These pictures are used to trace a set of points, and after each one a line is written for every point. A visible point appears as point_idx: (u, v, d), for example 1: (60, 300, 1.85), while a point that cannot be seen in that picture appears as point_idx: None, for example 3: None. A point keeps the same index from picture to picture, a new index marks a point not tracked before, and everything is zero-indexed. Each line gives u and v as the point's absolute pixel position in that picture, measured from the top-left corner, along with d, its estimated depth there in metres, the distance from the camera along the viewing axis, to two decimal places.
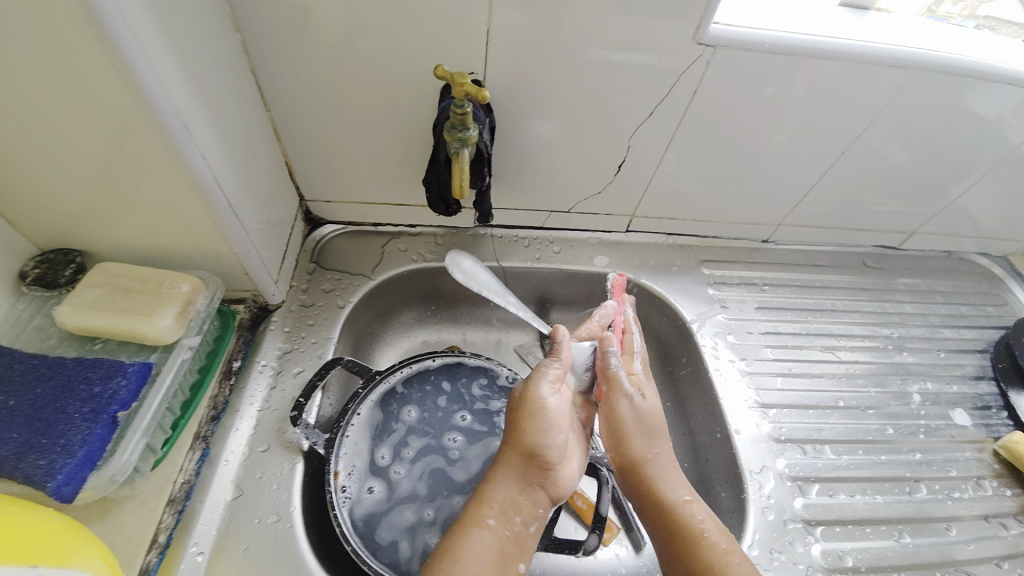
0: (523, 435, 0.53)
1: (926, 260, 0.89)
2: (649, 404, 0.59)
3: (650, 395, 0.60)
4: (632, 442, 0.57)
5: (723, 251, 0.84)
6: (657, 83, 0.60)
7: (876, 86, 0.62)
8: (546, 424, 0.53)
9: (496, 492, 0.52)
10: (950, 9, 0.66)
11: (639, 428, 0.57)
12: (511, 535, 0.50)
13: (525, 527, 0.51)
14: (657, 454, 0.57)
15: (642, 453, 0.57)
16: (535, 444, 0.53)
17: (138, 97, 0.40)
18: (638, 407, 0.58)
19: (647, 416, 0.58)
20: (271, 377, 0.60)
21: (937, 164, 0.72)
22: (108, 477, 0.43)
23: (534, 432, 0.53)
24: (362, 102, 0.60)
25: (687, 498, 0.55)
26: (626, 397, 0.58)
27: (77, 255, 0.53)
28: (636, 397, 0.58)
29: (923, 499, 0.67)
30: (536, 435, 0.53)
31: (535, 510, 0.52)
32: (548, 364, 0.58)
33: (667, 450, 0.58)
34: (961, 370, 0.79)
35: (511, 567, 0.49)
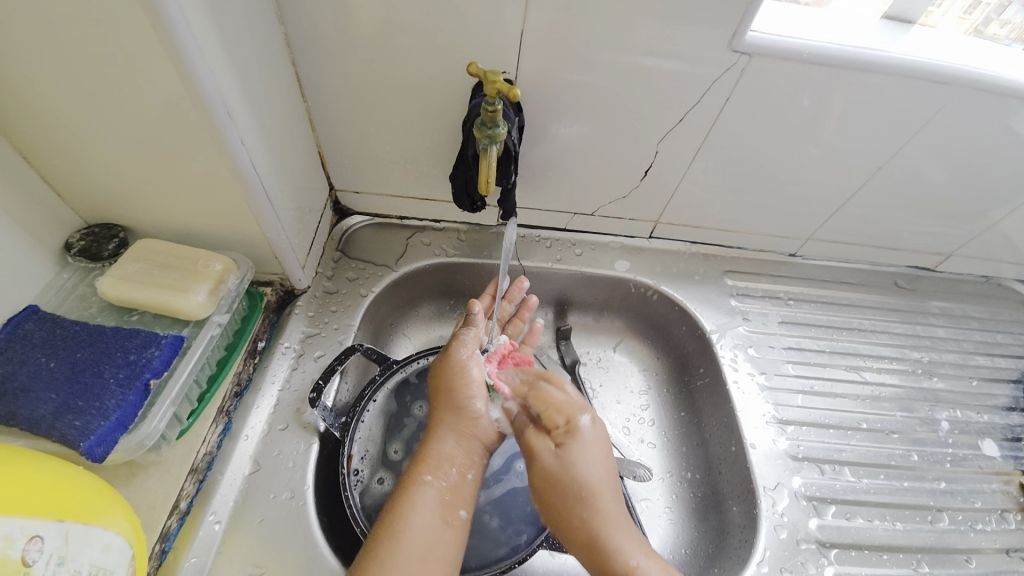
0: (446, 398, 0.58)
1: (963, 284, 0.86)
2: (572, 457, 0.54)
3: (583, 452, 0.54)
4: (557, 503, 0.53)
5: (749, 263, 0.82)
6: (689, 90, 0.60)
7: (917, 101, 0.60)
8: (462, 384, 0.58)
9: (432, 448, 0.55)
10: (997, 30, 0.64)
11: (565, 485, 0.53)
12: (449, 487, 0.53)
13: (461, 477, 0.54)
14: (597, 510, 0.52)
15: (568, 516, 0.52)
16: (460, 405, 0.57)
17: (187, 80, 0.42)
18: (559, 461, 0.54)
19: (567, 478, 0.53)
20: (292, 359, 0.62)
21: (979, 185, 0.70)
22: (137, 442, 0.44)
23: (455, 390, 0.58)
24: (396, 97, 0.62)
25: (634, 563, 0.49)
26: (547, 452, 0.55)
27: (120, 231, 0.56)
28: (551, 453, 0.55)
29: (946, 529, 0.64)
30: (455, 396, 0.58)
31: (470, 462, 0.55)
32: (466, 332, 0.62)
33: (605, 507, 0.52)
34: (993, 400, 0.76)
35: (454, 517, 0.51)
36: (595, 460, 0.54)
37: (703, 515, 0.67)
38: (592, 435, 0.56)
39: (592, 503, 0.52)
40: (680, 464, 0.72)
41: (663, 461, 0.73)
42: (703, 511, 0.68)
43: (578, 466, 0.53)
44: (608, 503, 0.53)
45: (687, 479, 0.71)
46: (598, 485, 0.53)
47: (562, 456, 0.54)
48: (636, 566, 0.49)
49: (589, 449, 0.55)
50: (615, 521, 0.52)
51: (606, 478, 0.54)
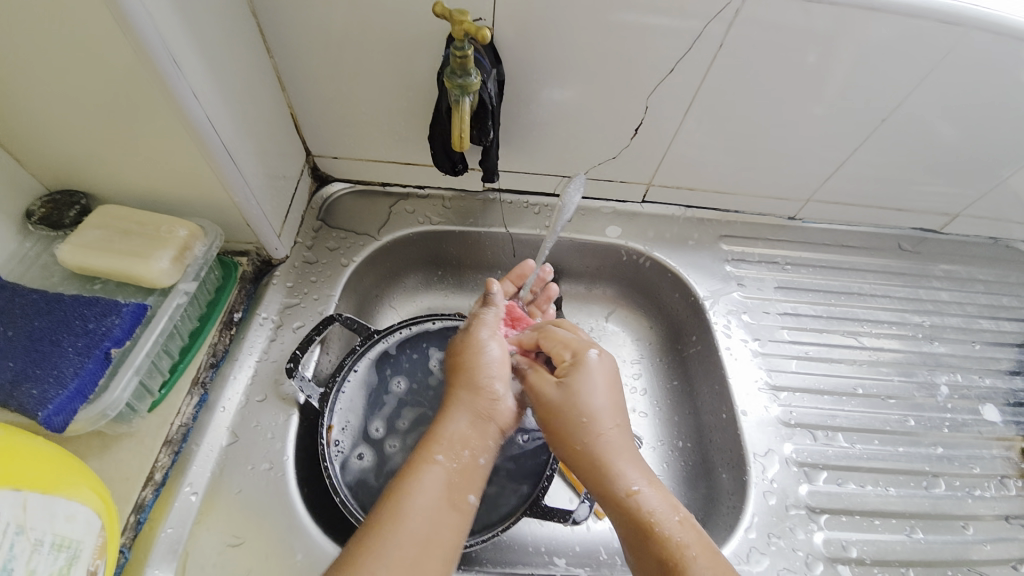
0: (458, 374, 0.53)
1: (971, 247, 0.82)
2: (574, 387, 0.52)
3: (586, 381, 0.52)
4: (557, 430, 0.51)
5: (746, 227, 0.79)
6: (681, 39, 0.55)
7: (928, 46, 0.55)
8: (483, 363, 0.53)
9: (447, 427, 0.49)
10: None
11: (566, 414, 0.51)
12: (460, 469, 0.47)
13: (474, 460, 0.48)
14: (603, 433, 0.50)
15: (569, 444, 0.50)
16: (472, 381, 0.52)
17: (123, 24, 0.38)
18: (562, 391, 0.52)
19: (568, 407, 0.51)
20: (270, 330, 0.61)
21: (992, 140, 0.65)
22: (99, 411, 0.44)
23: (468, 365, 0.53)
24: (367, 52, 0.58)
25: (635, 489, 0.47)
26: (549, 383, 0.53)
27: (82, 198, 0.54)
28: (553, 384, 0.52)
29: (941, 495, 0.63)
30: (470, 367, 0.53)
31: (486, 443, 0.49)
32: (484, 312, 0.58)
33: (607, 436, 0.50)
34: (996, 364, 0.74)
35: (463, 502, 0.46)
36: (598, 392, 0.52)
37: (693, 482, 0.66)
38: (599, 367, 0.53)
39: (594, 431, 0.50)
40: (672, 432, 0.71)
41: (654, 429, 0.72)
42: (694, 479, 0.67)
43: (579, 392, 0.51)
44: (610, 431, 0.50)
45: (679, 447, 0.70)
46: (597, 411, 0.51)
47: (565, 387, 0.52)
48: (638, 491, 0.47)
49: (593, 381, 0.52)
50: (617, 448, 0.49)
51: (609, 408, 0.51)
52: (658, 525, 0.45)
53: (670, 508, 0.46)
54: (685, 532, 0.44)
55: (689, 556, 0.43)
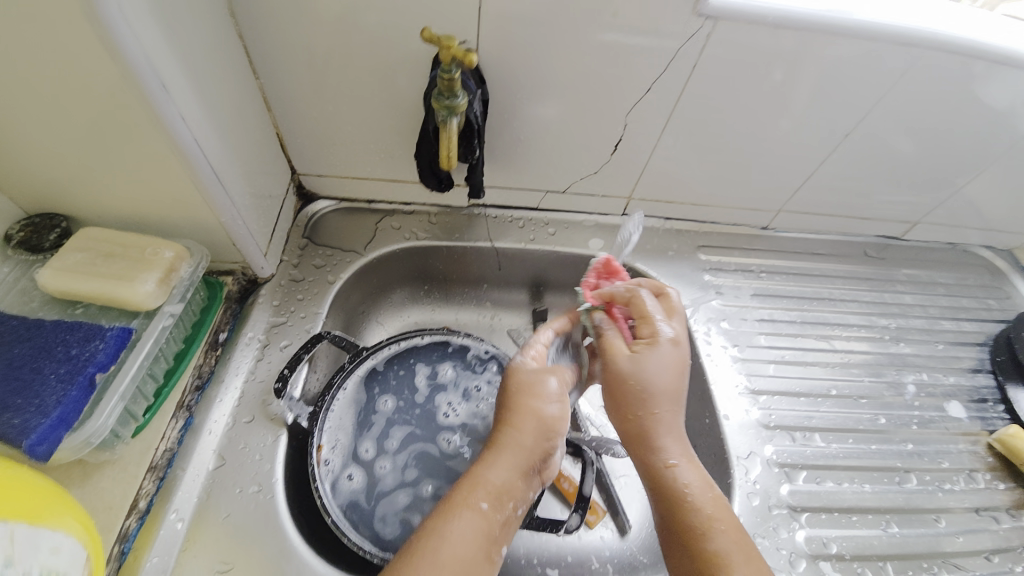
0: (508, 409, 0.50)
1: (929, 252, 0.87)
2: (643, 364, 0.50)
3: (656, 361, 0.50)
4: (615, 399, 0.51)
5: (722, 237, 0.82)
6: (655, 61, 0.58)
7: (882, 67, 0.59)
8: (539, 409, 0.50)
9: (492, 474, 0.46)
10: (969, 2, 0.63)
11: (628, 388, 0.50)
12: (501, 521, 0.45)
13: (513, 512, 0.46)
14: (657, 412, 0.49)
15: (622, 414, 0.50)
16: (519, 420, 0.49)
17: (112, 51, 0.39)
18: (625, 363, 0.50)
19: (632, 381, 0.49)
20: (257, 349, 0.60)
21: (944, 152, 0.70)
22: (83, 439, 0.42)
23: (525, 407, 0.50)
24: (353, 73, 0.59)
25: (672, 462, 0.48)
26: (617, 352, 0.52)
27: (62, 221, 0.53)
28: (623, 352, 0.51)
29: (913, 489, 0.66)
30: (527, 412, 0.49)
31: (526, 496, 0.48)
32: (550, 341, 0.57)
33: (661, 415, 0.49)
34: (959, 362, 0.78)
35: (495, 553, 0.44)
36: (667, 373, 0.50)
37: None
38: (673, 351, 0.50)
39: (651, 409, 0.49)
40: None
41: None
42: None
43: (646, 368, 0.49)
44: (664, 412, 0.49)
45: None
46: (658, 390, 0.49)
47: (635, 358, 0.50)
48: (676, 467, 0.48)
49: (664, 363, 0.50)
50: (669, 426, 0.49)
51: (673, 391, 0.50)
52: (691, 500, 0.46)
53: (706, 490, 0.47)
54: (713, 510, 0.46)
55: (713, 531, 0.45)
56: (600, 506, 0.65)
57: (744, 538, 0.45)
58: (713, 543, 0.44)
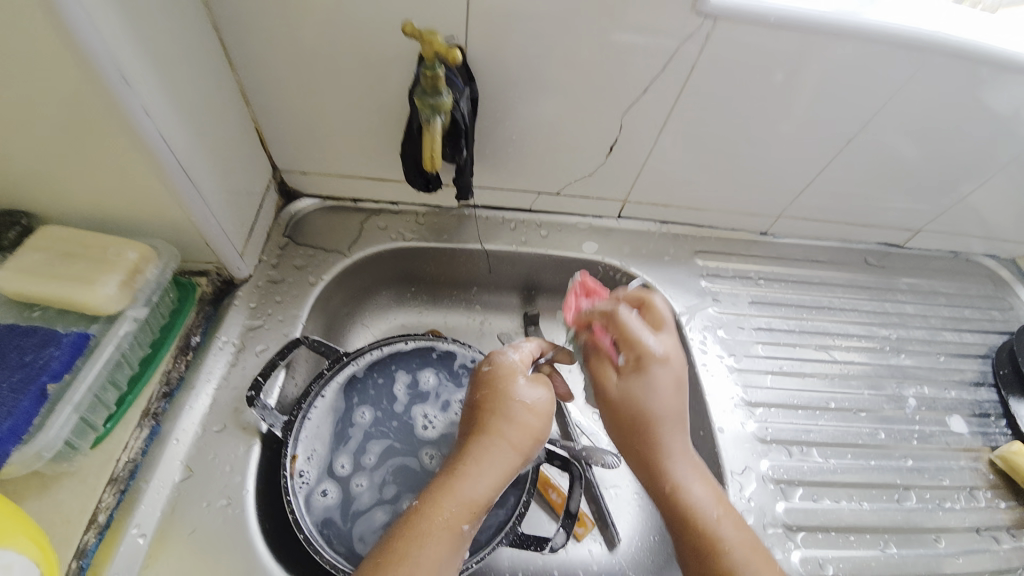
0: (495, 417, 0.47)
1: (932, 260, 0.84)
2: (639, 387, 0.49)
3: (650, 383, 0.48)
4: (617, 430, 0.50)
5: (719, 242, 0.80)
6: (653, 59, 0.56)
7: (889, 69, 0.57)
8: (522, 416, 0.47)
9: (473, 492, 0.44)
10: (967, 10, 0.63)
11: (627, 413, 0.49)
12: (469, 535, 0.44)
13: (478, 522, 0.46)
14: (662, 439, 0.48)
15: (626, 439, 0.50)
16: (506, 434, 0.46)
17: (65, 39, 0.36)
18: (619, 390, 0.49)
19: (633, 405, 0.48)
20: (231, 354, 0.58)
21: (950, 159, 0.68)
22: (34, 452, 0.41)
23: (515, 420, 0.47)
24: (336, 65, 0.56)
25: (679, 485, 0.48)
26: (608, 377, 0.51)
27: (23, 217, 0.50)
28: (614, 380, 0.50)
29: (913, 508, 0.64)
30: (515, 426, 0.47)
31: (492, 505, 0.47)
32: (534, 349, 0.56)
33: (665, 439, 0.48)
34: (960, 375, 0.76)
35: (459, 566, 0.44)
36: (661, 393, 0.48)
37: None
38: (661, 373, 0.49)
39: (655, 432, 0.48)
40: None
41: None
42: None
43: (631, 397, 0.49)
44: (670, 437, 0.48)
45: None
46: (658, 419, 0.48)
47: (624, 386, 0.49)
48: (684, 487, 0.48)
49: (659, 384, 0.48)
50: (675, 449, 0.49)
51: (674, 412, 0.48)
52: (701, 521, 0.47)
53: (716, 508, 0.48)
54: (721, 530, 0.47)
55: (722, 549, 0.46)
56: (588, 518, 0.63)
57: (759, 557, 0.46)
58: (730, 562, 0.45)
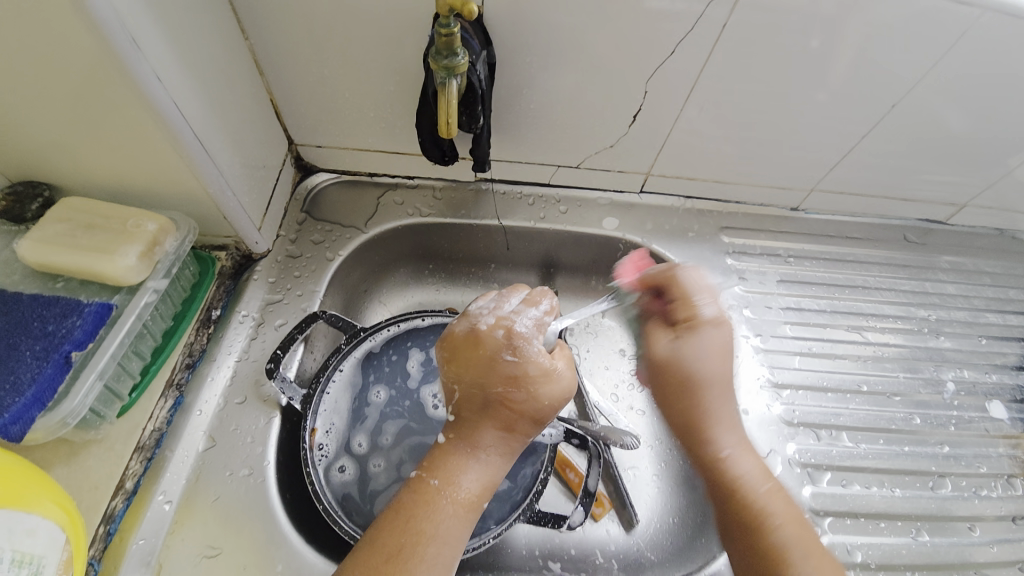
0: (520, 414, 0.46)
1: (977, 238, 0.79)
2: (696, 348, 0.49)
3: (709, 343, 0.50)
4: (664, 391, 0.50)
5: (747, 218, 0.76)
6: (683, 20, 0.52)
7: (944, 28, 0.52)
8: (548, 406, 0.46)
9: (490, 473, 0.45)
10: None
11: (683, 374, 0.49)
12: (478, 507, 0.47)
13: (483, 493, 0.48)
14: (712, 403, 0.49)
15: (671, 402, 0.50)
16: (526, 427, 0.46)
17: (75, 3, 0.35)
18: (672, 351, 0.50)
19: (692, 367, 0.49)
20: (251, 328, 0.58)
21: (1005, 129, 0.62)
22: (58, 420, 0.42)
23: (539, 416, 0.46)
24: (348, 33, 0.54)
25: (725, 454, 0.48)
26: (661, 340, 0.51)
27: (46, 190, 0.50)
28: (667, 341, 0.51)
29: (947, 495, 0.62)
30: (538, 422, 0.47)
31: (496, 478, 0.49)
32: (523, 315, 0.49)
33: (712, 404, 0.49)
34: (1003, 359, 0.72)
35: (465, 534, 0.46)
36: (717, 358, 0.50)
37: (691, 484, 0.63)
38: (714, 335, 0.50)
39: (707, 396, 0.49)
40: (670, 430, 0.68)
41: (653, 427, 0.68)
42: (693, 480, 0.63)
43: (688, 355, 0.49)
44: (717, 403, 0.49)
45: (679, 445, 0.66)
46: (711, 380, 0.49)
47: (678, 344, 0.50)
48: (729, 456, 0.47)
49: (708, 346, 0.50)
50: (722, 417, 0.49)
51: (720, 377, 0.49)
52: (749, 492, 0.46)
53: (765, 480, 0.47)
54: (771, 503, 0.45)
55: (772, 524, 0.44)
56: (607, 498, 0.62)
57: (809, 534, 0.45)
58: (777, 537, 0.44)
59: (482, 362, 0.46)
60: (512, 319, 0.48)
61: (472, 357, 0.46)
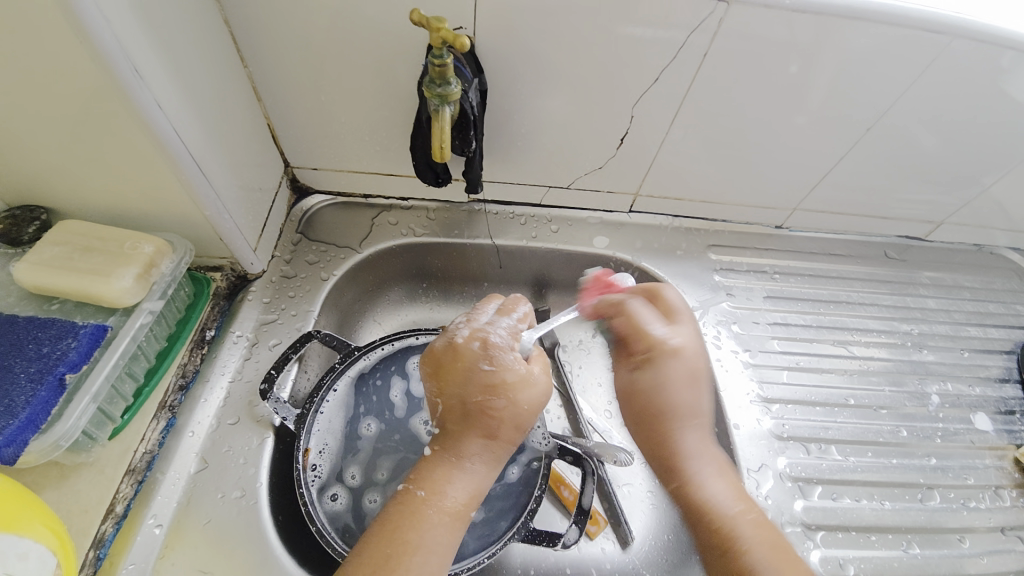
0: (502, 421, 0.46)
1: (956, 254, 0.82)
2: (648, 375, 0.53)
3: (667, 370, 0.52)
4: (636, 420, 0.53)
5: (733, 236, 0.78)
6: (663, 49, 0.55)
7: (910, 55, 0.55)
8: (526, 412, 0.47)
9: (475, 481, 0.46)
10: None
11: (640, 405, 0.53)
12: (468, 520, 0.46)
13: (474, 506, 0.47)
14: (686, 435, 0.51)
15: (640, 430, 0.53)
16: (512, 432, 0.47)
17: (81, 34, 0.37)
18: (630, 384, 0.53)
19: (640, 395, 0.53)
20: (245, 348, 0.58)
21: (974, 151, 0.65)
22: (52, 442, 0.42)
23: (521, 422, 0.47)
24: (344, 62, 0.56)
25: (693, 480, 0.50)
26: (622, 371, 0.56)
27: (42, 213, 0.51)
28: (642, 372, 0.53)
29: (936, 507, 0.62)
30: (520, 427, 0.47)
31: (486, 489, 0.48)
32: (498, 325, 0.51)
33: (681, 432, 0.51)
34: (986, 371, 0.74)
35: None
36: (676, 387, 0.52)
37: None
38: (676, 365, 0.52)
39: (672, 426, 0.51)
40: None
41: None
42: None
43: (653, 389, 0.52)
44: (690, 434, 0.51)
45: None
46: (684, 410, 0.51)
47: (636, 378, 0.53)
48: (700, 483, 0.49)
49: (666, 377, 0.52)
50: (693, 445, 0.51)
51: (692, 407, 0.52)
52: (715, 514, 0.48)
53: (734, 504, 0.48)
54: (739, 519, 0.47)
55: (741, 546, 0.46)
56: (601, 515, 0.62)
57: (780, 555, 0.45)
58: (748, 560, 0.45)
59: (460, 373, 0.47)
60: (487, 331, 0.50)
61: (451, 369, 0.48)
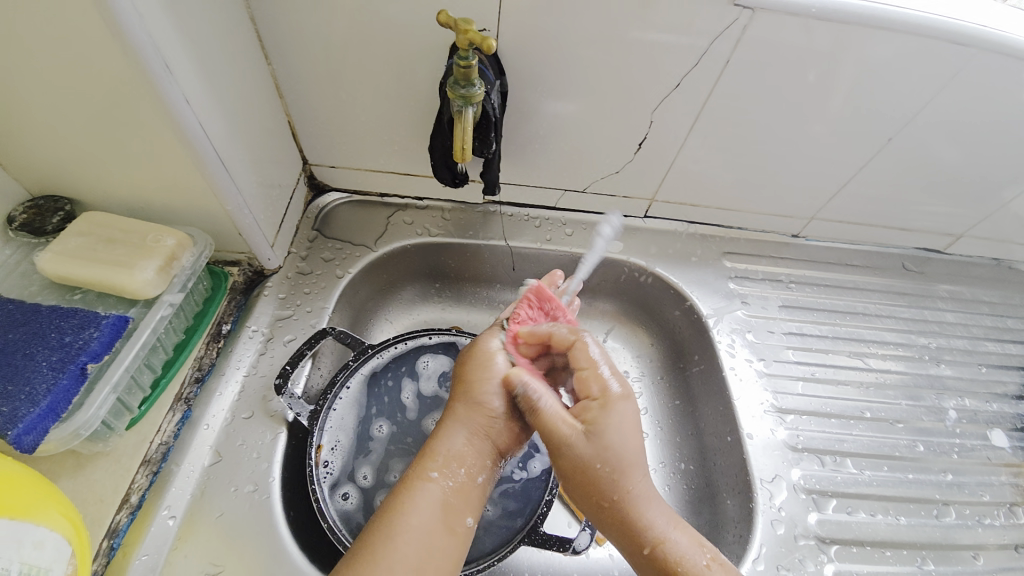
0: (470, 389, 0.49)
1: (974, 268, 0.81)
2: (597, 436, 0.46)
3: (615, 424, 0.46)
4: (585, 482, 0.46)
5: (749, 244, 0.77)
6: (685, 54, 0.54)
7: (936, 66, 0.54)
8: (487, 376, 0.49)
9: (450, 445, 0.46)
10: None
11: (600, 463, 0.45)
12: (458, 488, 0.45)
13: (471, 479, 0.46)
14: (641, 488, 0.46)
15: (592, 488, 0.46)
16: (479, 401, 0.48)
17: (113, 28, 0.37)
18: (593, 447, 0.45)
19: (590, 460, 0.45)
20: (260, 343, 0.59)
21: (997, 164, 0.64)
22: (72, 431, 0.42)
23: (488, 388, 0.49)
24: (367, 61, 0.56)
25: (659, 539, 0.45)
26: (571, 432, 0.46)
27: (66, 204, 0.52)
28: (597, 426, 0.46)
29: (952, 524, 0.61)
30: (488, 392, 0.49)
31: (484, 460, 0.47)
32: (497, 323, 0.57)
33: (639, 486, 0.46)
34: (1004, 388, 0.73)
35: (458, 523, 0.44)
36: (629, 433, 0.46)
37: (696, 509, 0.64)
38: (630, 408, 0.47)
39: (628, 481, 0.46)
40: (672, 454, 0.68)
41: (655, 451, 0.69)
42: (697, 504, 0.64)
43: (615, 444, 0.45)
44: (642, 483, 0.46)
45: (681, 470, 0.67)
46: (636, 459, 0.46)
47: (594, 437, 0.46)
48: (666, 540, 0.44)
49: (625, 424, 0.46)
50: (647, 496, 0.46)
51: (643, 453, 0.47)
52: (687, 572, 0.43)
53: (700, 552, 0.45)
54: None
55: None
56: None
57: None
58: None
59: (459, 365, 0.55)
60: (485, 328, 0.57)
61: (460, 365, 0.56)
